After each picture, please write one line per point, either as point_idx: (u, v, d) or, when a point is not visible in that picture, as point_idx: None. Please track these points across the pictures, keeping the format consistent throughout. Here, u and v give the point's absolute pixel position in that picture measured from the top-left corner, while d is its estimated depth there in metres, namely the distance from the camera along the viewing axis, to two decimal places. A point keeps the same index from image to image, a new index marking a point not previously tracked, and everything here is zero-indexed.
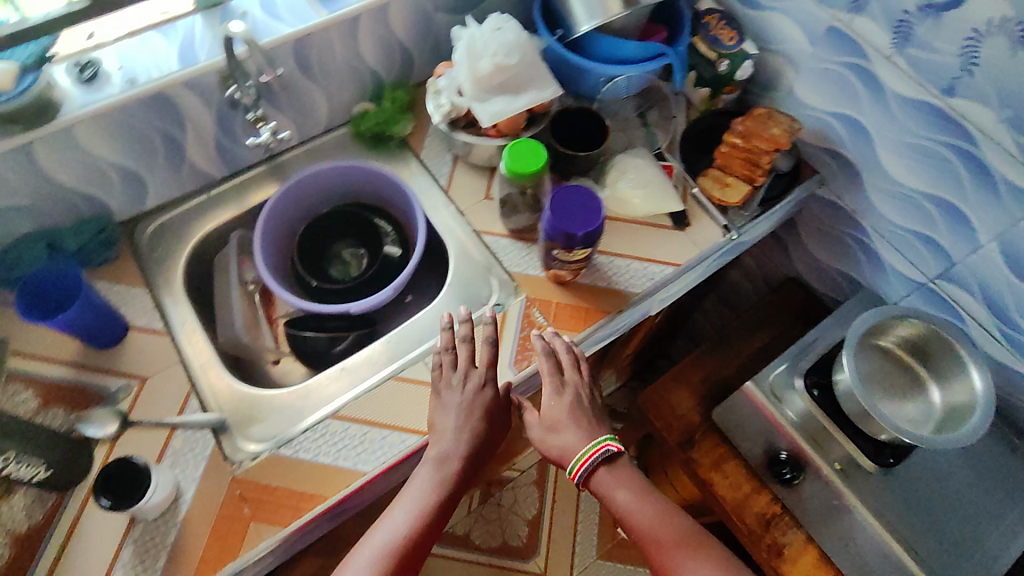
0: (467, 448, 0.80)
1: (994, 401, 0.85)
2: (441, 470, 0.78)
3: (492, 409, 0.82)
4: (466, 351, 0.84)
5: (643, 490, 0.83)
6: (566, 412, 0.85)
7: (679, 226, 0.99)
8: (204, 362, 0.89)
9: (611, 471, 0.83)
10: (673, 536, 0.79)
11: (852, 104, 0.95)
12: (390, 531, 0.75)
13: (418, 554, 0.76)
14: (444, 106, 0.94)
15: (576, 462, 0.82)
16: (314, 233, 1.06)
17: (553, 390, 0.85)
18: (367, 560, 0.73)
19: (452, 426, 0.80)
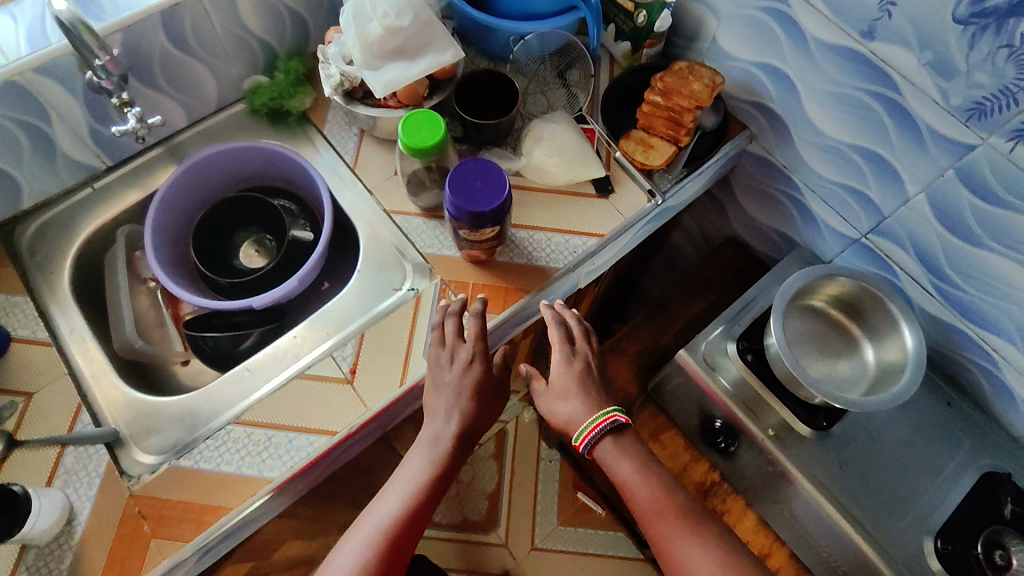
0: (462, 427, 0.77)
1: (924, 364, 0.82)
2: (433, 451, 0.76)
3: (486, 384, 0.80)
4: (455, 325, 0.81)
5: (647, 462, 0.80)
6: (569, 381, 0.82)
7: (603, 193, 0.94)
8: (100, 371, 0.84)
9: (616, 443, 0.80)
10: (672, 511, 0.77)
11: (775, 52, 0.89)
12: (380, 515, 0.73)
13: (408, 537, 0.73)
14: (333, 77, 0.85)
15: (581, 432, 0.79)
16: (215, 223, 1.00)
17: (560, 357, 0.83)
18: (358, 542, 0.72)
19: (445, 403, 0.77)
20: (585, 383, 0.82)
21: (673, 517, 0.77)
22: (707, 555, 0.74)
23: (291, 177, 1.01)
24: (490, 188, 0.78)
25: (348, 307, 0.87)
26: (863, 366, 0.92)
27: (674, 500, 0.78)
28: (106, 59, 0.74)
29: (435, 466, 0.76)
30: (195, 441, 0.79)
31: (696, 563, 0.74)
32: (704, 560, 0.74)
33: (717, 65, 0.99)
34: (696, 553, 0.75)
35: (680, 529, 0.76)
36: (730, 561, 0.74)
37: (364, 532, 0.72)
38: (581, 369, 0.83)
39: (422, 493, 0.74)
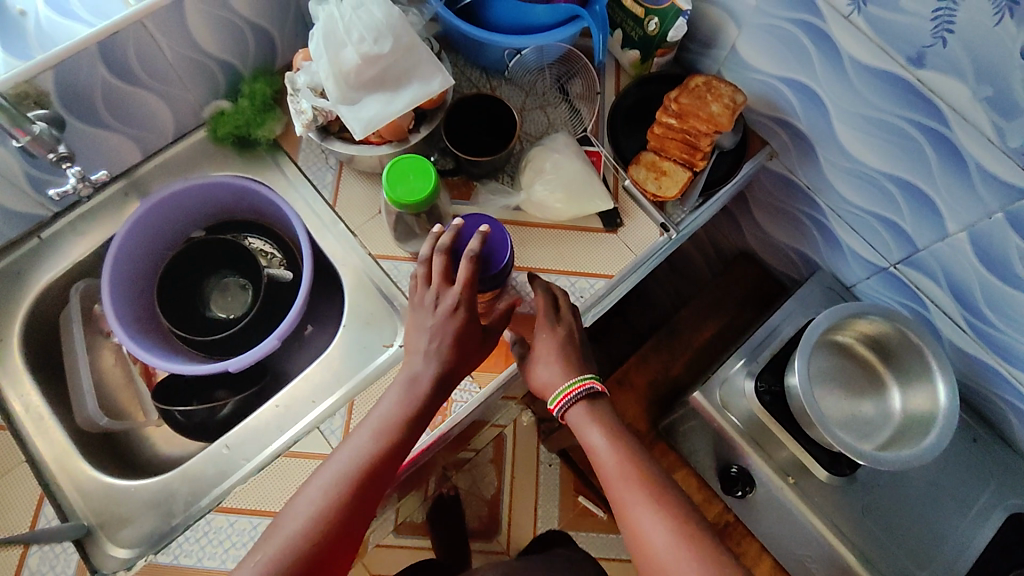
0: (440, 373, 0.70)
1: (955, 421, 0.77)
2: (409, 393, 0.70)
3: (469, 333, 0.71)
4: (441, 263, 0.72)
5: (620, 429, 0.71)
6: (554, 350, 0.73)
7: (611, 228, 0.84)
8: (66, 454, 0.76)
9: (589, 409, 0.71)
10: (638, 477, 0.67)
11: (803, 67, 0.78)
12: (346, 455, 0.66)
13: (367, 497, 0.65)
14: (304, 113, 0.74)
15: (558, 394, 0.71)
16: (182, 266, 0.90)
17: (550, 321, 0.74)
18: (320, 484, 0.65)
19: (424, 346, 0.71)
20: (567, 352, 0.73)
21: (636, 484, 0.66)
22: (663, 525, 0.63)
23: (265, 211, 0.90)
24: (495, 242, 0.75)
25: (336, 369, 0.80)
26: (886, 412, 0.86)
27: (641, 467, 0.67)
28: (25, 140, 0.67)
29: (411, 403, 0.69)
30: (174, 532, 0.72)
31: (652, 533, 0.64)
32: (660, 530, 0.63)
33: (736, 76, 0.88)
34: (653, 523, 0.64)
35: (642, 498, 0.65)
36: (688, 534, 0.63)
37: (328, 473, 0.66)
38: (568, 342, 0.74)
39: (395, 432, 0.68)
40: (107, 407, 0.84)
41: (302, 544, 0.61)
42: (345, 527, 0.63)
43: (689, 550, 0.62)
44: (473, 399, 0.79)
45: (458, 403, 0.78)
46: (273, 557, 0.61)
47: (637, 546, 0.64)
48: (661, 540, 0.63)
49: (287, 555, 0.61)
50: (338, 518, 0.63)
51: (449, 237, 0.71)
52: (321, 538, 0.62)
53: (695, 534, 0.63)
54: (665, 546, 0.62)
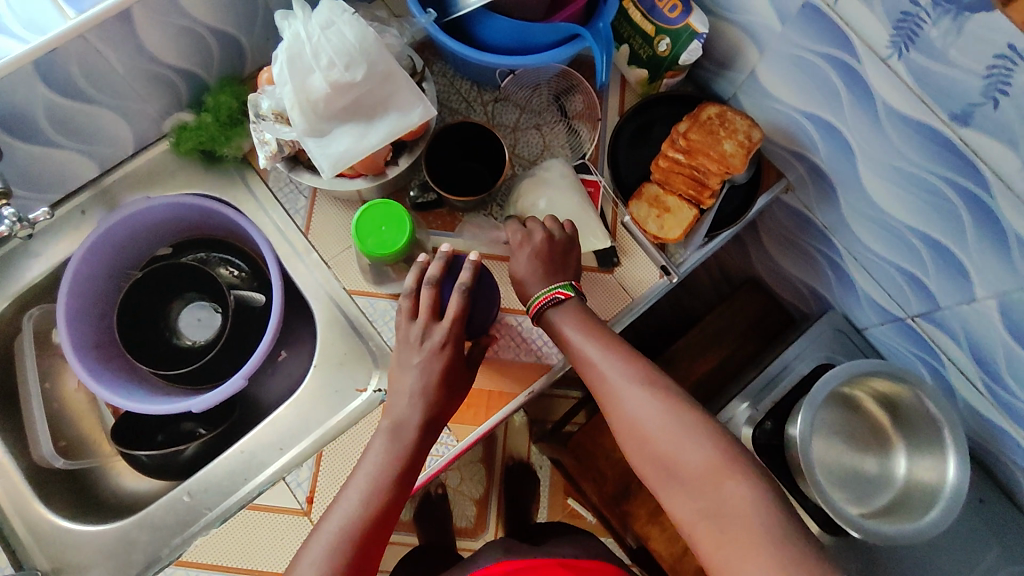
0: (428, 416, 0.65)
1: (961, 498, 0.72)
2: (395, 442, 0.64)
3: (456, 372, 0.67)
4: (430, 297, 0.67)
5: (587, 311, 0.67)
6: (528, 265, 0.69)
7: (606, 268, 0.76)
8: (19, 494, 0.72)
9: (564, 308, 0.67)
10: (605, 346, 0.64)
11: (829, 104, 0.71)
12: (332, 526, 0.59)
13: (371, 542, 0.60)
14: (268, 144, 0.67)
15: (533, 301, 0.68)
16: (151, 288, 0.84)
17: (515, 235, 0.70)
18: (317, 550, 0.59)
19: (411, 386, 0.65)
20: (537, 261, 0.69)
21: (604, 356, 0.63)
22: (632, 387, 0.61)
23: (234, 231, 0.83)
24: (483, 289, 0.72)
25: (304, 415, 0.75)
26: (888, 473, 0.81)
27: (611, 350, 0.64)
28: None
29: (397, 459, 0.63)
30: None
31: (624, 399, 0.61)
32: (629, 392, 0.61)
33: (754, 103, 0.81)
34: (622, 386, 0.61)
35: (611, 369, 0.62)
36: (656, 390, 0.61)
37: (315, 548, 0.59)
38: (539, 250, 0.69)
39: (385, 491, 0.61)
40: (65, 438, 0.80)
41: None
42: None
43: (657, 403, 0.59)
44: (449, 453, 0.72)
45: (432, 456, 0.72)
46: None
47: (612, 414, 0.61)
48: (632, 401, 0.60)
49: None
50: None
51: (441, 264, 0.67)
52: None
53: (663, 388, 0.61)
54: (637, 406, 0.60)
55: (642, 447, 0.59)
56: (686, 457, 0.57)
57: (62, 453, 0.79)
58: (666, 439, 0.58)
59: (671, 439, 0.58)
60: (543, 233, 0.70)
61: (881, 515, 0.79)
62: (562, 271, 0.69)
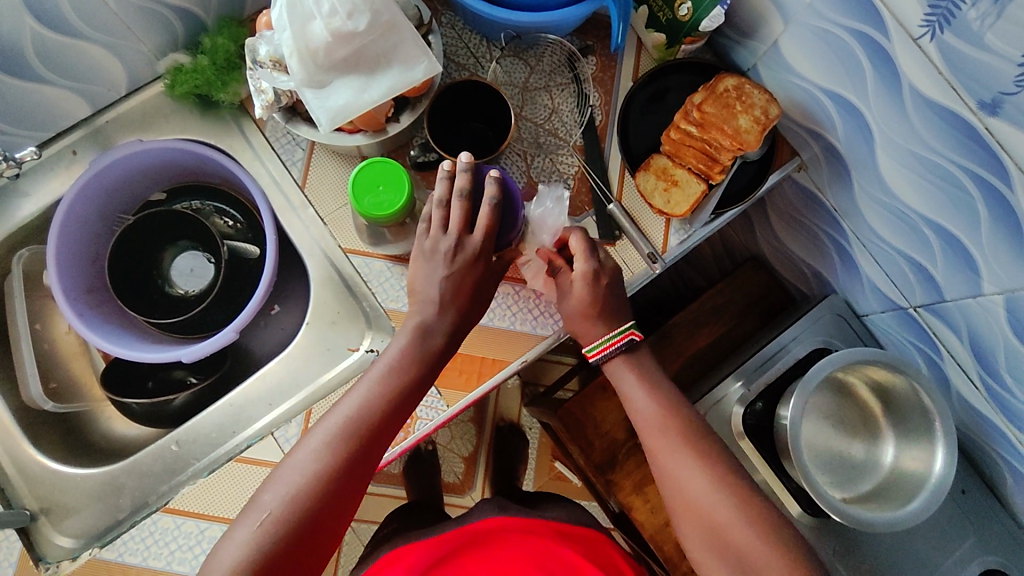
0: (453, 326, 0.65)
1: (945, 490, 0.73)
2: (416, 343, 0.64)
3: (483, 283, 0.66)
4: (461, 208, 0.64)
5: (658, 378, 0.71)
6: (590, 298, 0.68)
7: (607, 240, 0.76)
8: (7, 434, 0.73)
9: (629, 361, 0.71)
10: (676, 425, 0.68)
11: (853, 82, 0.68)
12: (348, 409, 0.61)
13: (378, 440, 0.61)
14: (265, 93, 0.64)
15: (597, 345, 0.69)
16: (143, 233, 0.82)
17: (585, 265, 0.67)
18: (328, 432, 0.60)
19: (434, 291, 0.64)
20: (607, 303, 0.69)
21: (675, 434, 0.68)
22: (700, 470, 0.66)
23: (230, 180, 0.81)
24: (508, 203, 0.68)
25: (295, 370, 0.75)
26: (875, 458, 0.82)
27: (678, 417, 0.69)
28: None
29: (416, 359, 0.63)
30: (121, 526, 0.70)
31: (689, 480, 0.66)
32: (697, 477, 0.65)
33: (774, 77, 0.78)
34: (689, 467, 0.66)
35: (679, 448, 0.67)
36: (721, 476, 0.66)
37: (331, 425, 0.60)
38: (605, 289, 0.68)
39: (401, 384, 0.62)
40: (55, 380, 0.80)
41: (306, 498, 0.57)
42: (348, 487, 0.59)
43: (725, 493, 0.65)
44: (439, 417, 0.72)
45: (422, 419, 0.72)
46: (283, 509, 0.56)
47: (671, 487, 0.67)
48: (697, 486, 0.65)
49: (290, 509, 0.56)
50: (342, 472, 0.58)
51: (468, 176, 0.63)
52: (320, 503, 0.57)
53: (730, 481, 0.65)
54: (702, 490, 0.65)
55: (700, 524, 0.64)
56: (752, 549, 0.62)
57: (51, 394, 0.79)
58: (741, 535, 0.63)
59: (742, 532, 0.63)
60: (608, 272, 0.69)
61: (863, 501, 0.79)
62: (620, 314, 0.70)
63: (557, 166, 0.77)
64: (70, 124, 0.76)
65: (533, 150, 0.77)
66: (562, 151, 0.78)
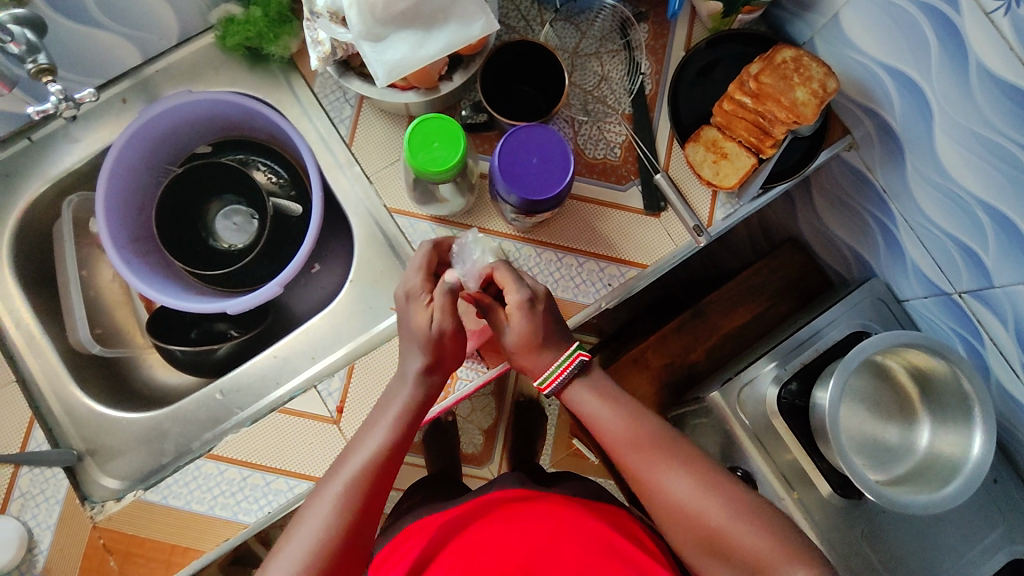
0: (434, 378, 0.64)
1: (982, 475, 0.72)
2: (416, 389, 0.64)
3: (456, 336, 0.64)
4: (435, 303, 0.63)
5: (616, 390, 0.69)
6: (531, 329, 0.64)
7: (652, 211, 0.76)
8: (54, 375, 0.74)
9: (588, 384, 0.69)
10: (642, 433, 0.66)
11: (916, 58, 0.66)
12: (361, 459, 0.60)
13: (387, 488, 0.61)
14: (322, 45, 0.65)
15: (549, 375, 0.66)
16: (187, 187, 0.82)
17: (518, 294, 0.64)
18: (341, 485, 0.59)
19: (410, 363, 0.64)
20: (550, 327, 0.66)
21: (647, 445, 0.66)
22: (682, 475, 0.65)
23: (275, 135, 0.81)
24: (549, 172, 0.63)
25: (338, 326, 0.75)
26: (910, 442, 0.81)
27: (641, 424, 0.67)
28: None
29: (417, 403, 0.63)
30: (165, 469, 0.72)
31: (673, 486, 0.64)
32: (676, 480, 0.64)
33: (831, 51, 0.76)
34: (669, 475, 0.65)
35: (650, 456, 0.66)
36: (706, 478, 0.65)
37: (331, 490, 0.59)
38: (540, 319, 0.65)
39: (399, 438, 0.62)
40: (100, 326, 0.81)
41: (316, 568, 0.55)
42: (363, 533, 0.59)
43: (716, 496, 0.64)
44: (478, 378, 0.75)
45: (462, 380, 0.75)
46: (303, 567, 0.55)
47: (657, 499, 0.65)
48: (674, 486, 0.64)
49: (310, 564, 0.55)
50: (358, 521, 0.58)
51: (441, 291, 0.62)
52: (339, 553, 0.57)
53: (710, 479, 0.65)
54: (688, 494, 0.64)
55: (689, 529, 0.63)
56: (748, 545, 0.61)
57: (98, 339, 0.80)
58: (733, 531, 0.62)
59: (735, 529, 0.62)
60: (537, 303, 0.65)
61: (896, 483, 0.79)
62: (562, 338, 0.67)
63: (605, 134, 0.77)
64: (121, 72, 0.76)
65: (581, 116, 0.76)
66: (610, 119, 0.77)
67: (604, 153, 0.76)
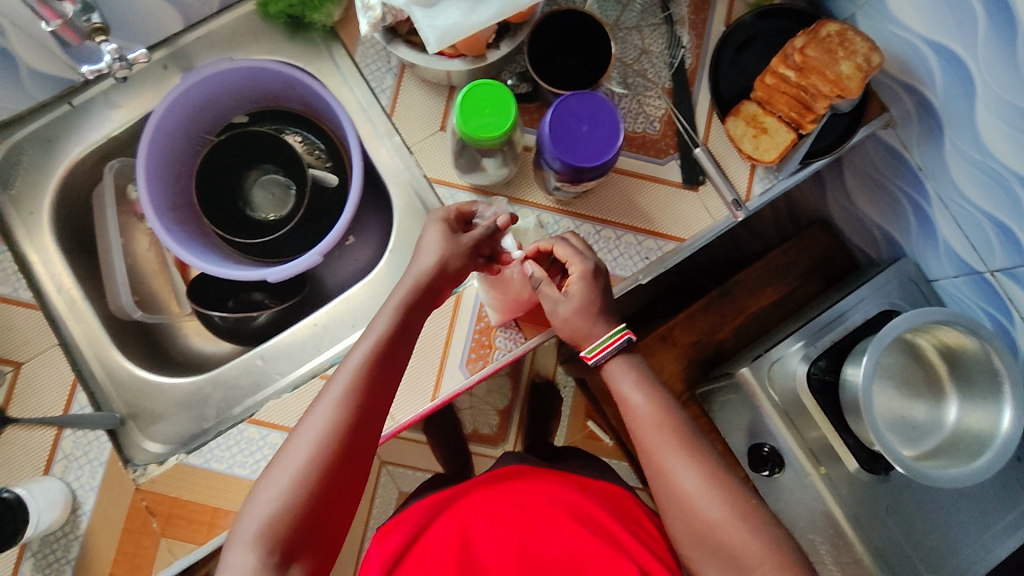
0: (437, 283, 0.64)
1: (1012, 451, 0.73)
2: (405, 295, 0.63)
3: (467, 248, 0.66)
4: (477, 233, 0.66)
5: (652, 379, 0.69)
6: (586, 300, 0.66)
7: (691, 185, 0.76)
8: (95, 339, 0.75)
9: (627, 362, 0.69)
10: (669, 422, 0.66)
11: (962, 33, 0.67)
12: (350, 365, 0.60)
13: (383, 393, 0.60)
14: (373, 10, 0.64)
15: (597, 345, 0.67)
16: (223, 155, 0.82)
17: (582, 264, 0.66)
18: (334, 393, 0.58)
19: (424, 264, 0.64)
20: (598, 295, 0.66)
21: (671, 432, 0.65)
22: (693, 467, 0.63)
23: (313, 105, 0.81)
24: (598, 139, 0.64)
25: (378, 296, 0.76)
26: (938, 419, 0.82)
27: (671, 415, 0.66)
28: (55, 24, 0.58)
29: (405, 307, 0.63)
30: (207, 434, 0.73)
31: (684, 478, 0.63)
32: (689, 471, 0.63)
33: (873, 28, 0.77)
34: (682, 465, 0.64)
35: (672, 442, 0.65)
36: (715, 475, 0.63)
37: (327, 397, 0.58)
38: (599, 289, 0.67)
39: (389, 340, 0.61)
40: (138, 293, 0.82)
41: (315, 473, 0.55)
42: (362, 439, 0.58)
43: (721, 494, 0.62)
44: (517, 348, 0.74)
45: (500, 349, 0.74)
46: (301, 471, 0.55)
47: (665, 485, 0.64)
48: (684, 479, 0.63)
49: (310, 471, 0.55)
50: (353, 425, 0.58)
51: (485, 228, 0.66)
52: (339, 459, 0.56)
53: (723, 478, 0.63)
54: (699, 489, 0.63)
55: (691, 525, 0.62)
56: (745, 546, 0.61)
57: (137, 306, 0.81)
58: (730, 531, 0.61)
59: (732, 527, 0.61)
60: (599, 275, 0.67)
61: (925, 458, 0.80)
62: (614, 313, 0.68)
63: (644, 108, 0.77)
64: (162, 37, 0.76)
65: (621, 89, 0.76)
66: (650, 93, 0.77)
67: (644, 126, 0.77)
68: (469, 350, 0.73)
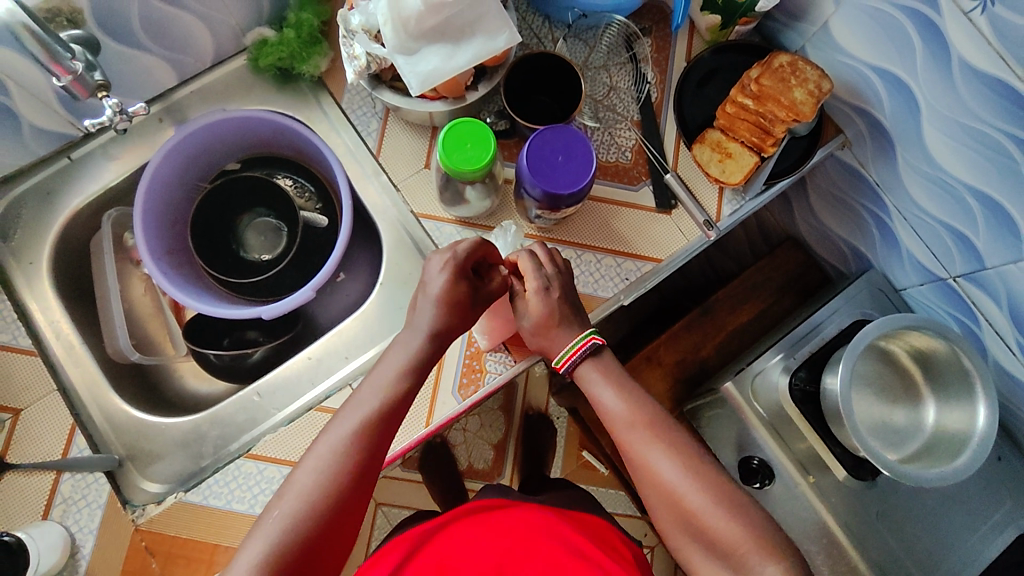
0: (445, 331, 0.67)
1: (990, 444, 0.76)
2: (412, 348, 0.66)
3: (471, 302, 0.67)
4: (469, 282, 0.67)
5: (628, 382, 0.71)
6: (549, 309, 0.69)
7: (663, 209, 0.80)
8: (95, 385, 0.76)
9: (598, 365, 0.71)
10: (646, 421, 0.68)
11: (902, 58, 0.73)
12: (354, 416, 0.62)
13: (381, 444, 0.62)
14: (358, 59, 0.70)
15: (564, 353, 0.69)
16: (220, 198, 0.86)
17: (536, 280, 0.69)
18: (335, 440, 0.60)
19: (433, 296, 0.66)
20: (570, 314, 0.70)
21: (647, 429, 0.67)
22: (671, 461, 0.65)
23: (303, 151, 0.85)
24: (577, 163, 0.68)
25: (370, 328, 0.78)
26: (917, 422, 0.85)
27: (647, 411, 0.68)
28: (67, 79, 0.61)
29: (415, 360, 0.66)
30: (204, 472, 0.74)
31: (663, 472, 0.65)
32: (668, 466, 0.65)
33: (822, 57, 0.83)
34: (660, 457, 0.66)
35: (652, 441, 0.66)
36: (694, 466, 0.65)
37: (331, 442, 0.60)
38: (559, 299, 0.69)
39: (398, 392, 0.64)
40: (136, 337, 0.84)
41: (310, 518, 0.57)
42: (357, 488, 0.59)
43: (700, 483, 0.65)
44: (507, 372, 0.77)
45: (491, 373, 0.76)
46: (294, 514, 0.57)
47: (648, 480, 0.66)
48: (666, 472, 0.65)
49: (301, 518, 0.57)
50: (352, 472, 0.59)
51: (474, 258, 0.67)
52: (331, 506, 0.58)
53: (702, 467, 0.65)
54: (677, 480, 0.64)
55: (679, 518, 0.64)
56: (726, 534, 0.62)
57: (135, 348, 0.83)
58: (712, 520, 0.62)
59: (714, 517, 0.62)
60: (560, 285, 0.69)
61: (909, 461, 0.82)
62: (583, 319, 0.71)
63: (616, 139, 0.82)
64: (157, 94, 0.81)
65: (594, 123, 0.81)
66: (620, 125, 0.82)
67: (616, 156, 0.81)
68: (460, 375, 0.76)
